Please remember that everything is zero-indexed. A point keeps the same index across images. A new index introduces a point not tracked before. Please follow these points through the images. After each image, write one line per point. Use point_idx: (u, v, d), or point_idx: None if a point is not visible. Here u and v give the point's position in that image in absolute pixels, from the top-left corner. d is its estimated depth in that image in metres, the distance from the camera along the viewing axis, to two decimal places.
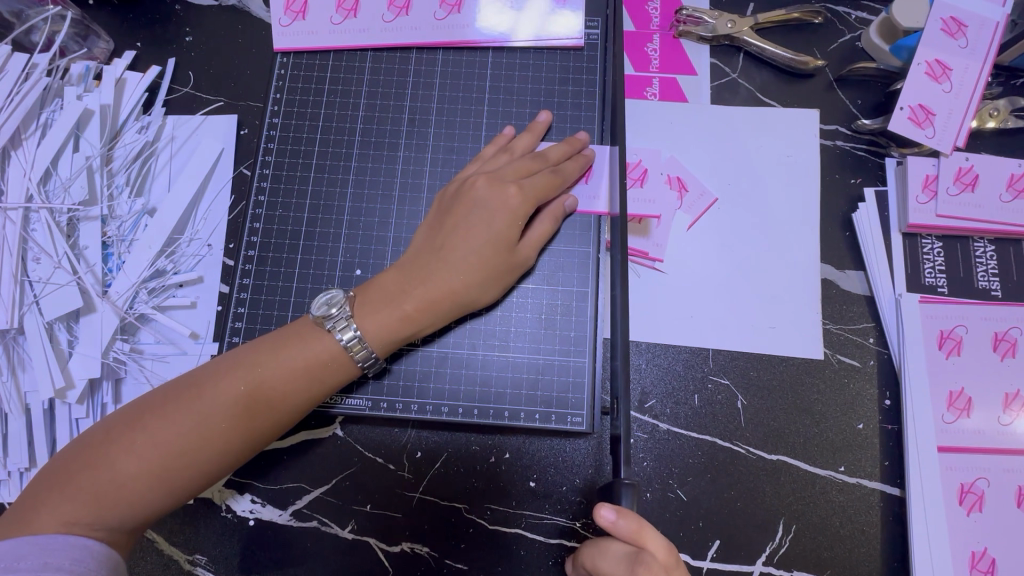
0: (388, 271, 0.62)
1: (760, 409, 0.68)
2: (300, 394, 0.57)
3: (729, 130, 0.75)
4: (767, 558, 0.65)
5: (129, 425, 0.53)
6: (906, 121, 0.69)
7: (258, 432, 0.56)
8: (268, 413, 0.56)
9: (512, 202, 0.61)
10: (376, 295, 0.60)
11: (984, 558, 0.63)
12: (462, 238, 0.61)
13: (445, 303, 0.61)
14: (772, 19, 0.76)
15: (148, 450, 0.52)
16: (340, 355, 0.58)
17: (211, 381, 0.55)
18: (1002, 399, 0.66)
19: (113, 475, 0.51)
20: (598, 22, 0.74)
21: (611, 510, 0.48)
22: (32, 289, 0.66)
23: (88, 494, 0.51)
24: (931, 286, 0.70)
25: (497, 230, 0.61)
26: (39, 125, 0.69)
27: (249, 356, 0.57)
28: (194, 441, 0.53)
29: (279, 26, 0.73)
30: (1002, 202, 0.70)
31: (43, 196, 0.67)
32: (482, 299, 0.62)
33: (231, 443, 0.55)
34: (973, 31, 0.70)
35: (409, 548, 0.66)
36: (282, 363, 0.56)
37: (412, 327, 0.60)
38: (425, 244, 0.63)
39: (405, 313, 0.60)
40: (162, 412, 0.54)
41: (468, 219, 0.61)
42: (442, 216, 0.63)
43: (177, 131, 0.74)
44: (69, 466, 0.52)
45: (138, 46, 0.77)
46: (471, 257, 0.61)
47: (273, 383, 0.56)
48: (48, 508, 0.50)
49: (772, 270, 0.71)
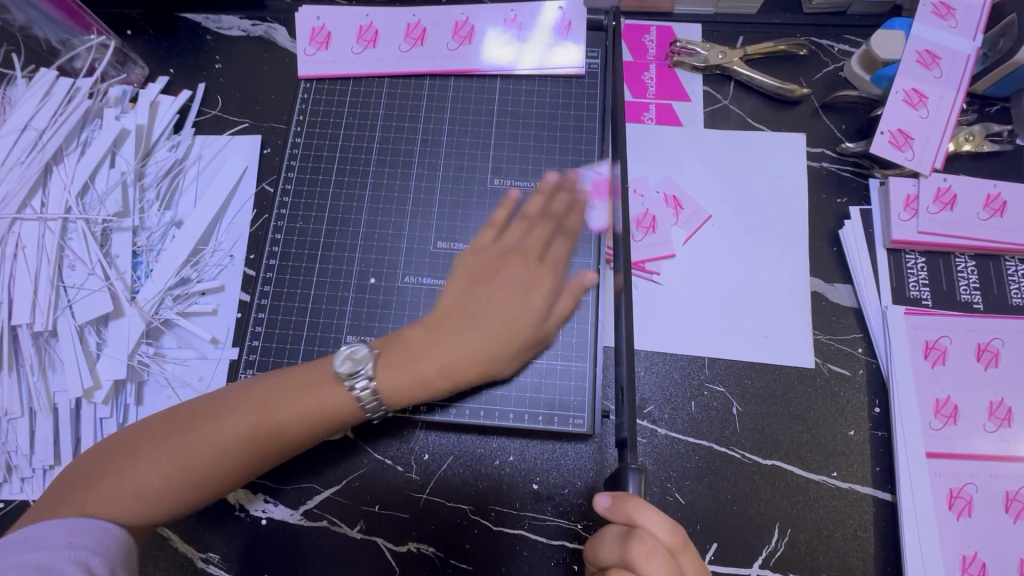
0: (413, 330, 0.64)
1: (754, 414, 0.71)
2: (306, 431, 0.59)
3: (722, 153, 0.79)
4: (764, 561, 0.66)
5: (152, 441, 0.56)
6: (887, 144, 0.74)
7: (270, 459, 0.59)
8: (277, 442, 0.59)
9: (540, 276, 0.66)
10: (399, 354, 0.62)
11: (974, 562, 0.65)
12: (498, 306, 0.64)
13: (470, 372, 0.63)
14: (760, 51, 0.82)
15: (168, 466, 0.55)
16: (350, 406, 0.60)
17: (228, 407, 0.58)
18: (987, 408, 0.69)
19: (133, 485, 0.54)
20: (597, 53, 0.79)
21: (606, 497, 0.52)
22: (66, 294, 0.70)
23: (107, 502, 0.54)
24: (916, 299, 0.73)
25: (531, 301, 0.65)
26: (79, 143, 0.74)
27: (263, 388, 0.60)
28: (211, 462, 0.56)
29: (304, 55, 0.79)
30: (980, 220, 0.74)
31: (81, 208, 0.72)
32: (503, 370, 0.65)
33: (241, 464, 0.58)
34: (947, 62, 0.75)
35: (416, 549, 0.68)
36: (303, 401, 0.59)
37: (431, 389, 0.62)
38: (454, 310, 0.65)
39: (425, 377, 0.62)
40: (178, 432, 0.57)
41: (504, 288, 0.65)
42: (476, 281, 0.66)
43: (205, 149, 0.79)
44: (93, 472, 0.55)
45: (171, 72, 0.83)
46: (507, 325, 0.64)
47: (291, 419, 0.58)
48: (68, 511, 0.53)
49: (764, 283, 0.74)
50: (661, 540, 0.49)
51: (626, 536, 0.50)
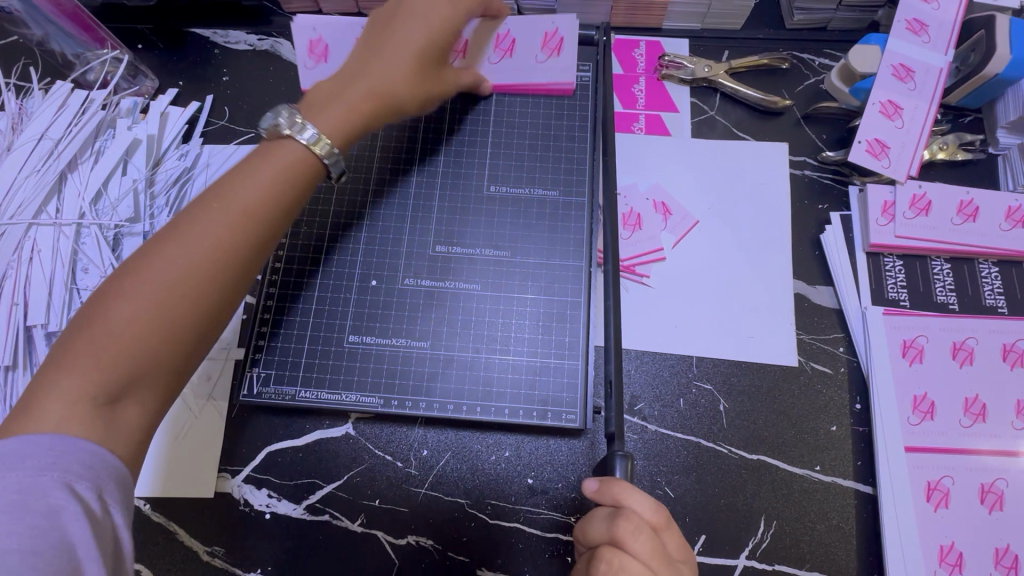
0: (321, 86, 0.64)
1: (740, 411, 0.74)
2: (281, 199, 0.55)
3: (709, 161, 0.83)
4: (750, 552, 0.69)
5: (107, 294, 0.48)
6: (864, 153, 0.78)
7: (263, 221, 0.54)
8: (258, 232, 0.53)
9: (438, 8, 0.66)
10: (319, 104, 0.61)
11: (952, 552, 0.67)
12: (399, 42, 0.65)
13: (379, 98, 0.64)
14: (744, 65, 0.86)
15: (136, 306, 0.48)
16: (305, 157, 0.57)
17: (182, 230, 0.51)
18: (963, 404, 0.72)
19: (107, 337, 0.47)
20: (589, 66, 0.83)
21: (594, 481, 0.55)
22: (79, 296, 0.72)
23: (89, 362, 0.46)
24: (894, 300, 0.76)
25: (429, 19, 0.66)
26: (92, 152, 0.78)
27: (225, 182, 0.54)
28: (192, 268, 0.50)
29: (304, 68, 0.82)
30: (954, 224, 0.77)
31: (94, 214, 0.75)
32: (404, 104, 0.66)
33: (231, 276, 0.52)
34: (921, 75, 0.79)
35: (415, 541, 0.70)
36: (255, 175, 0.55)
37: (355, 118, 0.62)
38: (367, 44, 0.67)
39: (351, 104, 0.62)
40: (142, 269, 0.49)
41: (403, 22, 0.66)
42: (378, 35, 0.67)
43: (213, 158, 0.83)
44: (63, 344, 0.47)
45: (180, 85, 0.87)
46: (408, 53, 0.65)
47: (250, 194, 0.53)
48: (49, 392, 0.45)
49: (750, 285, 0.78)
50: (645, 519, 0.52)
51: (614, 515, 0.53)
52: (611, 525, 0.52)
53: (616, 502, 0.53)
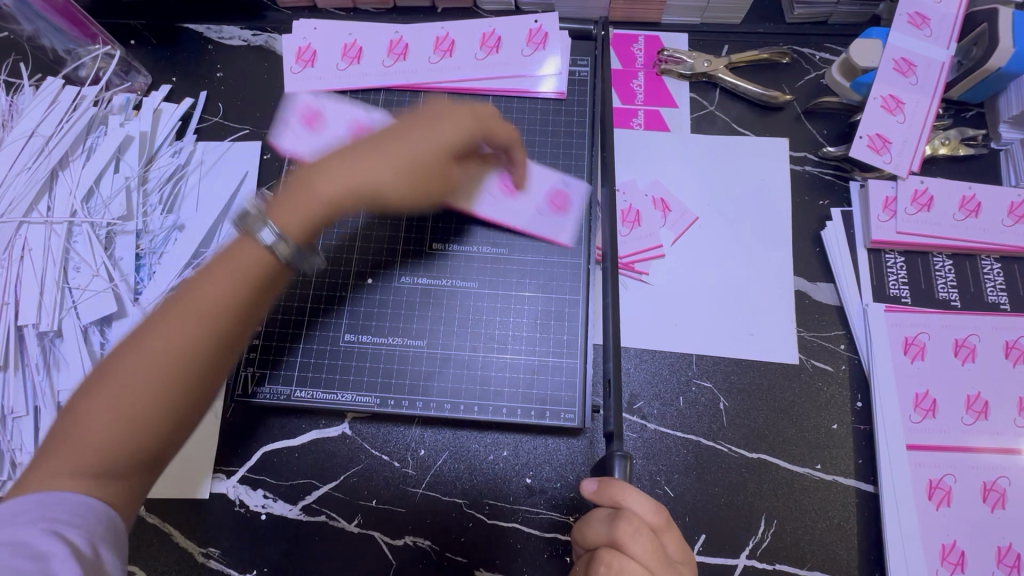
0: (316, 162, 0.57)
1: (741, 409, 0.73)
2: (283, 278, 0.53)
3: (708, 157, 0.82)
4: (751, 551, 0.68)
5: (100, 386, 0.47)
6: (865, 148, 0.77)
7: (264, 290, 0.53)
8: (256, 310, 0.52)
9: (440, 127, 0.60)
10: (294, 191, 0.55)
11: (953, 551, 0.67)
12: (396, 147, 0.58)
13: (361, 195, 0.56)
14: (744, 59, 0.85)
15: (128, 400, 0.47)
16: (271, 258, 0.52)
17: (156, 318, 0.49)
18: (965, 401, 0.71)
19: (97, 431, 0.46)
20: (586, 61, 0.82)
21: (593, 482, 0.55)
22: (71, 295, 0.71)
23: (77, 456, 0.46)
24: (896, 297, 0.76)
25: (427, 148, 0.59)
26: (84, 149, 0.77)
27: (226, 257, 0.52)
28: (190, 364, 0.48)
29: (289, 73, 0.81)
30: (956, 220, 0.76)
31: (86, 212, 0.74)
32: (398, 200, 0.58)
33: (198, 360, 0.49)
34: (922, 69, 0.78)
35: (412, 542, 0.70)
36: (258, 250, 0.52)
37: (321, 229, 0.55)
38: (369, 139, 0.59)
39: (319, 188, 0.55)
40: (116, 360, 0.48)
41: (408, 129, 0.60)
42: (384, 133, 0.60)
43: (206, 155, 0.82)
44: (53, 439, 0.47)
45: (174, 81, 0.86)
46: (399, 160, 0.58)
47: (250, 266, 0.51)
48: (38, 482, 0.46)
49: (750, 283, 0.77)
50: (645, 521, 0.52)
51: (613, 518, 0.52)
52: (611, 527, 0.52)
53: (615, 503, 0.52)
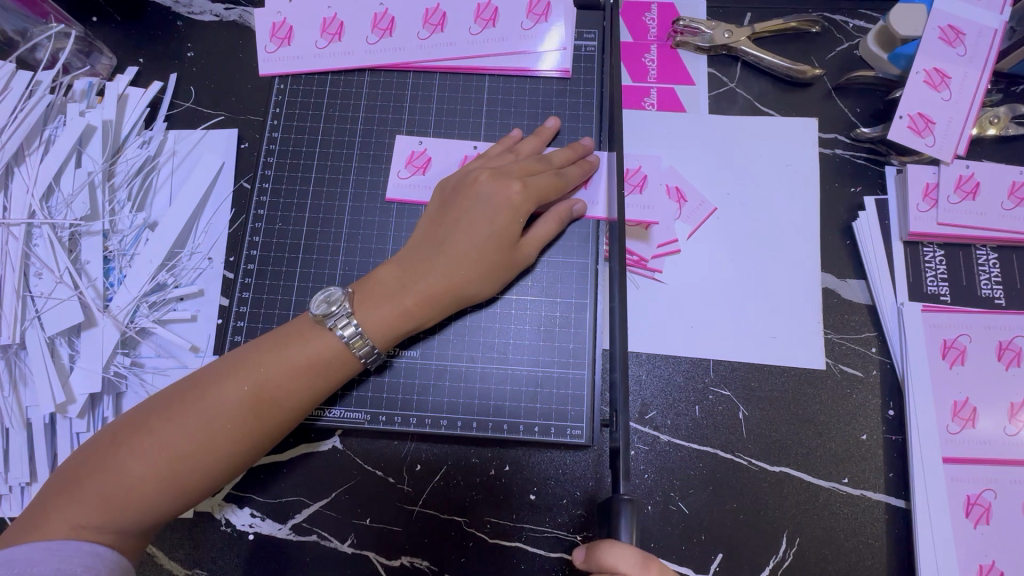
0: (387, 266, 0.62)
1: (761, 420, 0.67)
2: (303, 390, 0.56)
3: (728, 141, 0.75)
4: (771, 572, 0.63)
5: (136, 428, 0.53)
6: (905, 130, 0.69)
7: (270, 424, 0.56)
8: (283, 414, 0.56)
9: (515, 198, 0.61)
10: (376, 291, 0.60)
11: (992, 572, 0.62)
12: (468, 230, 0.61)
13: (446, 297, 0.61)
14: (770, 28, 0.76)
15: (159, 450, 0.52)
16: (344, 352, 0.58)
17: (219, 381, 0.55)
18: (1008, 409, 0.65)
19: (122, 477, 0.51)
20: (593, 33, 0.74)
21: (581, 549, 0.51)
22: (34, 304, 0.66)
23: (100, 498, 0.51)
24: (933, 295, 0.69)
25: (499, 226, 0.61)
26: (42, 142, 0.70)
27: (262, 351, 0.57)
28: (219, 424, 0.54)
29: (265, 53, 0.74)
30: (1004, 210, 0.69)
31: (46, 212, 0.68)
32: (482, 294, 0.62)
33: (245, 432, 0.54)
34: (971, 38, 0.70)
35: (408, 562, 0.65)
36: (286, 361, 0.56)
37: (415, 321, 0.61)
38: (427, 235, 0.63)
39: (406, 307, 0.60)
40: (172, 412, 0.54)
41: (472, 212, 0.61)
42: (443, 210, 0.63)
43: (179, 145, 0.75)
44: (78, 471, 0.52)
45: (141, 62, 0.78)
46: (473, 252, 0.61)
47: (279, 380, 0.56)
48: (57, 515, 0.50)
49: (773, 280, 0.70)
50: None
51: None
52: None
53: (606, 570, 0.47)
